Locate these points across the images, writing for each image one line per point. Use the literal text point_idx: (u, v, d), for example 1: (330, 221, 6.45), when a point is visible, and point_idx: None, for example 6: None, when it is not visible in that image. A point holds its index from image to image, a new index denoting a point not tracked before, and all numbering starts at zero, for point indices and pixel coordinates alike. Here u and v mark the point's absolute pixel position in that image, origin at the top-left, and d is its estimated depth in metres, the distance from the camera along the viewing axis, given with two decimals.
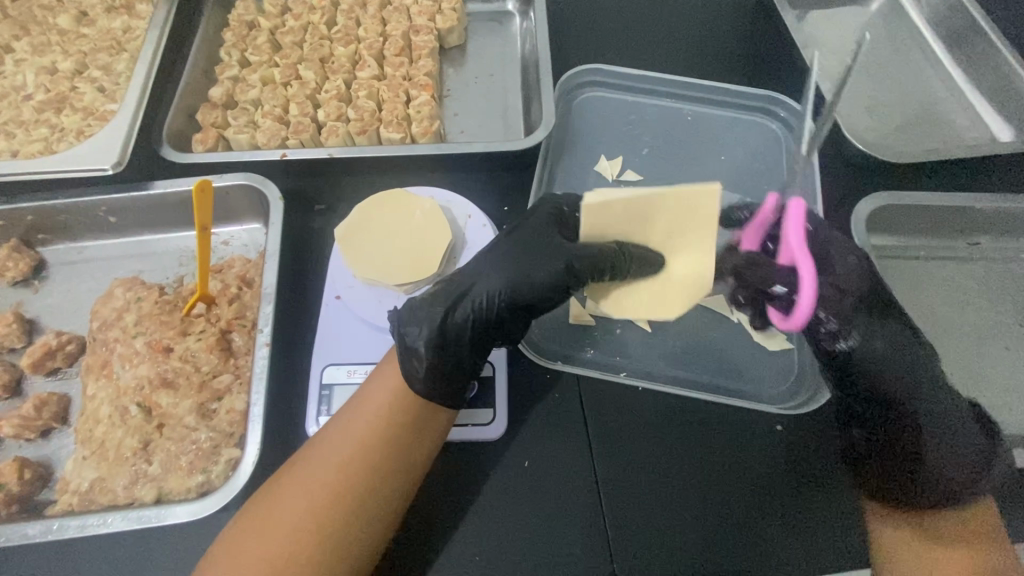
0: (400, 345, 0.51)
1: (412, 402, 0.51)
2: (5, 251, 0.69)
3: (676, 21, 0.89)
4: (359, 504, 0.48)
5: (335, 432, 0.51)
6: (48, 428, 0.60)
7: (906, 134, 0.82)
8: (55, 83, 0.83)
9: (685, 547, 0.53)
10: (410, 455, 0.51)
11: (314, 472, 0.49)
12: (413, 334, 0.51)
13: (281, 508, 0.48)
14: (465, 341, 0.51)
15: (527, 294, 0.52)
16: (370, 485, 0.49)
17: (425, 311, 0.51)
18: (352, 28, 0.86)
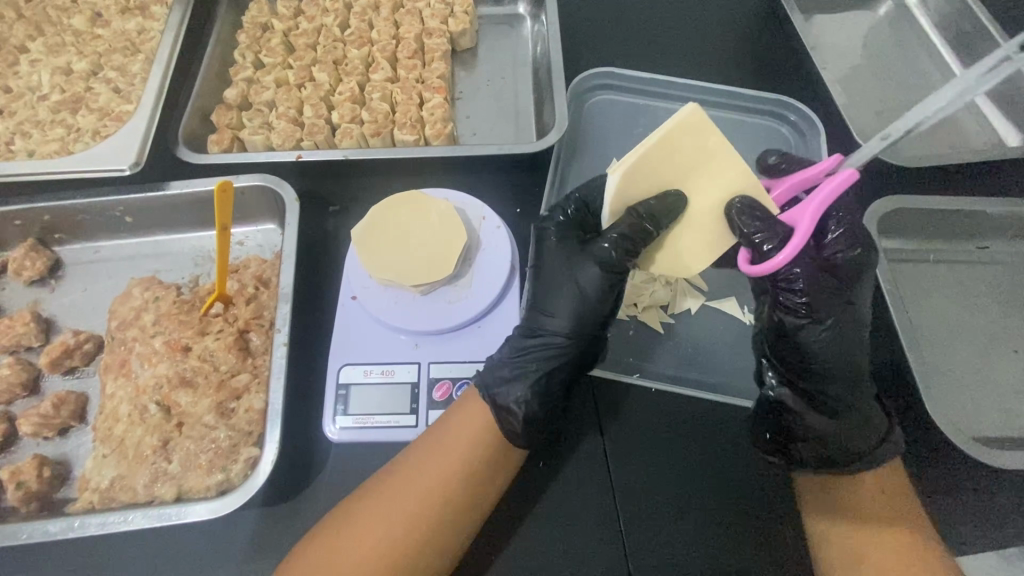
0: (490, 405, 0.53)
1: (489, 438, 0.52)
2: (23, 250, 0.69)
3: (686, 26, 0.90)
4: (435, 533, 0.49)
5: (404, 463, 0.52)
6: (66, 427, 0.60)
7: (916, 138, 0.83)
8: (70, 84, 0.84)
9: (707, 550, 0.54)
10: (486, 488, 0.52)
11: (383, 503, 0.50)
12: (503, 394, 0.53)
13: (349, 536, 0.49)
14: (559, 390, 0.54)
15: (597, 318, 0.55)
16: (443, 517, 0.50)
17: (501, 372, 0.54)
18: (365, 31, 0.87)
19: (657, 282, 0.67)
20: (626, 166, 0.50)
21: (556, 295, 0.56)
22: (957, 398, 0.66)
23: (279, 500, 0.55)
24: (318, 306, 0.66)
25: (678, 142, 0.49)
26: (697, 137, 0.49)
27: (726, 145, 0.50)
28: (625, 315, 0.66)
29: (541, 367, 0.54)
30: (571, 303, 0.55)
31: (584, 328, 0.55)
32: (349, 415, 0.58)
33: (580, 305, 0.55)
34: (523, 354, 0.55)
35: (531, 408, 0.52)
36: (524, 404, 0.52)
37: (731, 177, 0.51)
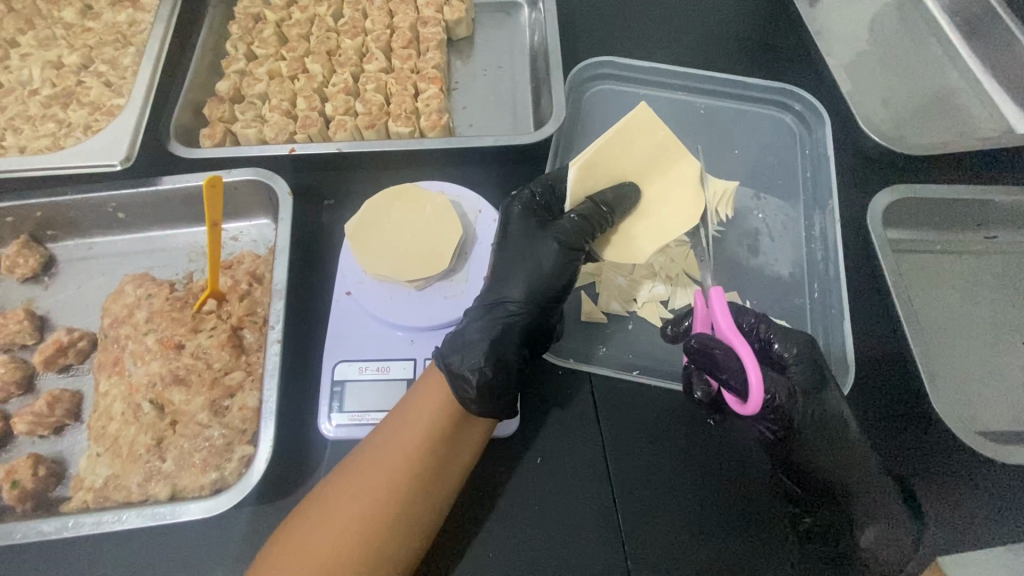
0: (446, 375, 0.51)
1: (456, 418, 0.51)
2: (15, 247, 0.69)
3: (688, 12, 0.88)
4: (397, 515, 0.48)
5: (373, 446, 0.51)
6: (61, 425, 0.60)
7: (923, 126, 0.81)
8: (62, 78, 0.83)
9: (707, 547, 0.53)
10: (454, 470, 0.51)
11: (347, 485, 0.49)
12: (458, 361, 0.51)
13: (318, 523, 0.48)
14: (513, 361, 0.53)
15: (550, 292, 0.55)
16: (413, 501, 0.48)
17: (460, 339, 0.53)
18: (359, 21, 0.85)
19: (657, 276, 0.66)
20: (585, 158, 0.57)
21: (514, 265, 0.57)
22: (962, 392, 0.64)
23: (274, 498, 0.54)
24: (312, 301, 0.65)
25: (632, 135, 0.58)
26: (647, 131, 0.59)
27: (673, 140, 0.60)
28: (625, 310, 0.65)
29: (493, 332, 0.53)
30: (527, 274, 0.55)
31: (536, 300, 0.55)
32: (343, 412, 0.57)
33: (537, 277, 0.55)
34: (478, 321, 0.54)
35: (485, 372, 0.50)
36: (478, 369, 0.50)
37: (681, 168, 0.60)
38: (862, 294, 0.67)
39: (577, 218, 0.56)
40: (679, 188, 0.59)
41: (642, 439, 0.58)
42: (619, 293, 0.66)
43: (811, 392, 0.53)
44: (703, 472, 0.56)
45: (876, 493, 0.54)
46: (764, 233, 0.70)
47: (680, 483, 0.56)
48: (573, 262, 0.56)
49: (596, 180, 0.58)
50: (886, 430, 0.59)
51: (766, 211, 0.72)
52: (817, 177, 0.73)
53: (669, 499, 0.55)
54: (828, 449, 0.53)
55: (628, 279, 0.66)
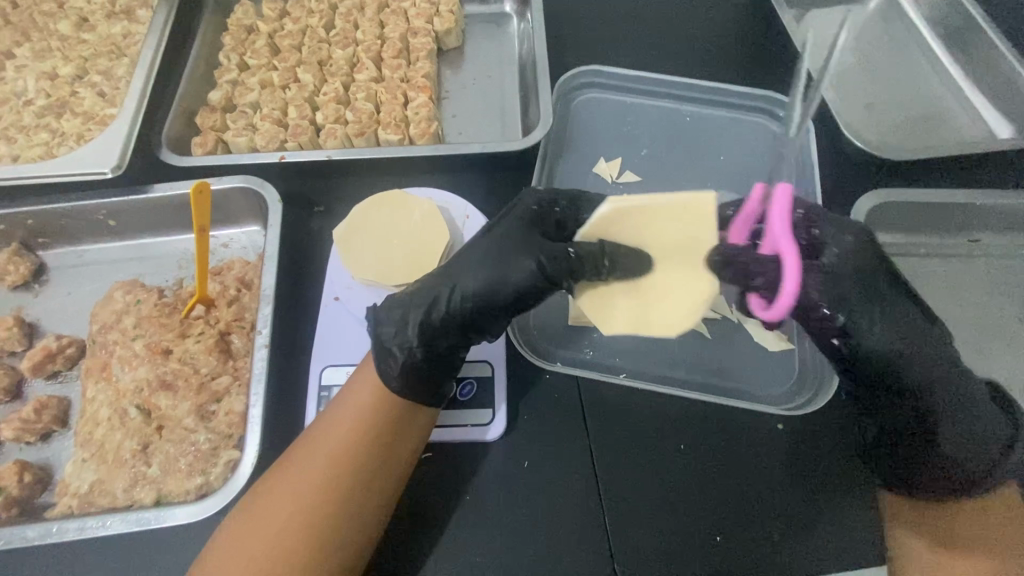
0: (377, 345, 0.53)
1: (396, 407, 0.52)
2: (6, 255, 0.69)
3: (673, 21, 0.89)
4: (345, 500, 0.49)
5: (314, 437, 0.51)
6: (48, 431, 0.60)
7: (907, 132, 0.82)
8: (56, 88, 0.84)
9: (682, 546, 0.53)
10: (396, 461, 0.51)
11: (297, 467, 0.49)
12: (389, 334, 0.52)
13: (271, 508, 0.48)
14: (423, 356, 0.52)
15: (488, 303, 0.52)
16: (352, 492, 0.49)
17: (396, 300, 0.54)
18: (350, 31, 0.87)
19: None
20: (625, 202, 0.49)
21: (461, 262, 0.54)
22: None
23: None
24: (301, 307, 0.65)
25: (686, 207, 0.47)
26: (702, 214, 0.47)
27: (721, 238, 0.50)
28: None
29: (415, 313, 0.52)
30: (465, 275, 0.53)
31: (481, 302, 0.52)
32: None
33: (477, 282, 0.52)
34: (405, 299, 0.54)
35: (396, 354, 0.52)
36: (393, 347, 0.52)
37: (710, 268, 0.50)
38: None
39: (539, 261, 0.51)
40: (688, 287, 0.50)
41: (615, 439, 0.58)
42: None
43: (852, 292, 0.55)
44: (676, 472, 0.57)
45: (944, 406, 0.54)
46: None
47: (646, 481, 0.56)
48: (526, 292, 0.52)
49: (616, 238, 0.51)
50: (908, 425, 0.55)
51: None
52: (802, 182, 0.74)
53: (640, 500, 0.55)
54: (894, 336, 0.55)
55: None
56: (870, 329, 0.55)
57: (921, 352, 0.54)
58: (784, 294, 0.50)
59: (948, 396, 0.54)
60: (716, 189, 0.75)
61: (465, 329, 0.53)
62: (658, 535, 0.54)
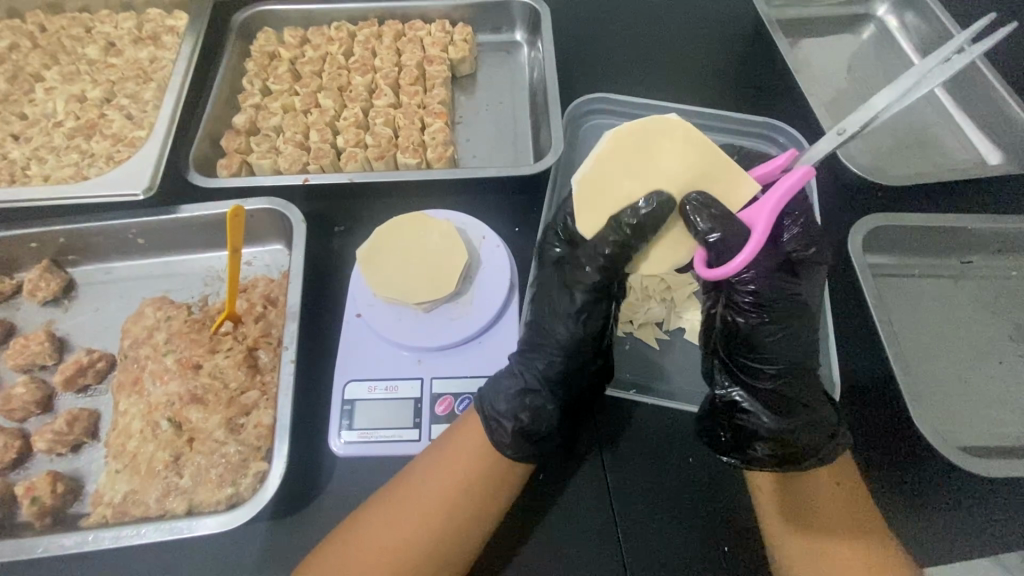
0: (488, 425, 0.55)
1: (482, 469, 0.54)
2: (37, 271, 0.72)
3: (677, 51, 0.94)
4: (448, 545, 0.52)
5: (398, 497, 0.54)
6: (79, 443, 0.62)
7: (900, 157, 0.86)
8: (85, 111, 0.87)
9: (694, 555, 0.56)
10: (484, 519, 0.53)
11: (394, 510, 0.53)
12: (499, 409, 0.55)
13: (361, 543, 0.52)
14: (552, 406, 0.56)
15: (591, 330, 0.57)
16: (441, 565, 0.51)
17: (499, 385, 0.57)
18: (369, 59, 0.91)
19: (652, 298, 0.69)
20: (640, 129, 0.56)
21: (549, 307, 0.59)
22: (945, 410, 0.68)
23: (287, 514, 0.56)
24: (324, 324, 0.68)
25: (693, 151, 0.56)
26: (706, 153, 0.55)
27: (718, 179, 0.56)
28: (621, 331, 0.69)
29: (531, 380, 0.56)
30: (563, 322, 0.57)
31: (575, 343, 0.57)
32: (353, 429, 0.60)
33: (573, 318, 0.57)
34: (519, 370, 0.57)
35: (520, 422, 0.54)
36: (513, 417, 0.54)
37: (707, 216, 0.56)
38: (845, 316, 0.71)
39: (609, 250, 0.55)
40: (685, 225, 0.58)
41: (626, 452, 0.61)
42: (617, 315, 0.69)
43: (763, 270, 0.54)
44: (683, 484, 0.60)
45: (797, 391, 0.55)
46: None
47: (658, 493, 0.59)
48: (604, 298, 0.57)
49: (668, 148, 0.56)
50: (771, 397, 0.55)
51: None
52: None
53: (650, 513, 0.58)
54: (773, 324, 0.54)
55: (625, 301, 0.69)
56: (767, 307, 0.54)
57: (797, 335, 0.55)
58: (735, 264, 0.52)
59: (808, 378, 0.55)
60: None
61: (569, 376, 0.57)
62: (665, 545, 0.57)
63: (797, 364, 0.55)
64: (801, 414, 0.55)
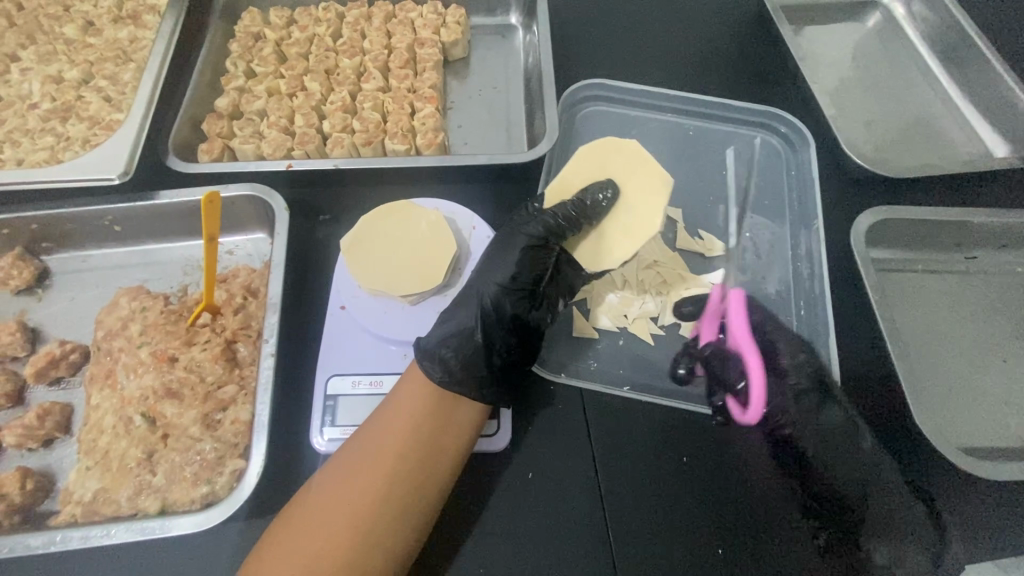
0: (417, 354, 0.56)
1: (439, 403, 0.54)
2: (9, 259, 0.69)
3: (677, 35, 0.91)
4: (389, 502, 0.49)
5: (361, 440, 0.53)
6: (50, 438, 0.60)
7: (904, 148, 0.84)
8: (62, 93, 0.83)
9: (676, 543, 0.54)
10: (444, 454, 0.52)
11: (341, 469, 0.51)
12: (428, 342, 0.56)
13: (311, 511, 0.49)
14: (480, 344, 0.55)
15: (517, 282, 0.58)
16: (383, 525, 0.49)
17: (433, 325, 0.58)
18: (358, 40, 0.87)
19: (648, 292, 0.68)
20: (602, 147, 0.70)
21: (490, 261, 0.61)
22: (947, 409, 0.66)
23: (264, 514, 0.54)
24: (306, 315, 0.66)
25: (637, 169, 0.68)
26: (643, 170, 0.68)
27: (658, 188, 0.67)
28: (615, 325, 0.67)
29: (461, 317, 0.57)
30: (497, 272, 0.59)
31: (510, 289, 0.58)
32: (336, 426, 0.57)
33: (510, 266, 0.59)
34: (453, 311, 0.58)
35: (444, 355, 0.55)
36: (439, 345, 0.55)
37: (648, 213, 0.66)
38: (847, 312, 0.68)
39: (548, 213, 0.62)
40: (633, 223, 0.65)
41: (619, 447, 0.59)
42: (610, 308, 0.67)
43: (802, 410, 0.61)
44: (670, 474, 0.58)
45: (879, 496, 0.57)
46: (750, 251, 0.72)
47: (644, 483, 0.57)
48: (539, 252, 0.60)
49: (620, 164, 0.69)
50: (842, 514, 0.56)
51: (752, 231, 0.73)
52: (803, 197, 0.75)
53: (635, 501, 0.56)
54: (828, 448, 0.59)
55: (619, 296, 0.68)
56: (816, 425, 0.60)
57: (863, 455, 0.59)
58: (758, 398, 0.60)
59: (889, 490, 0.57)
60: (719, 203, 0.76)
61: (501, 321, 0.57)
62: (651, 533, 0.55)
63: (846, 442, 0.59)
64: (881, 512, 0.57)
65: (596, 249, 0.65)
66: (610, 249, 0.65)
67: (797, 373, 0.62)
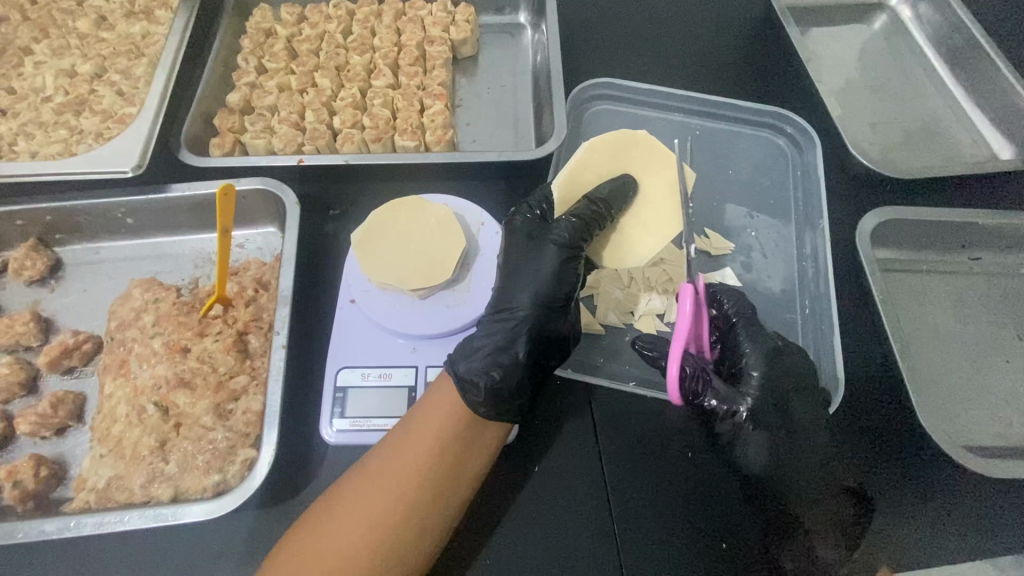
0: (456, 382, 0.54)
1: (463, 424, 0.53)
2: (24, 250, 0.70)
3: (684, 35, 0.91)
4: (410, 520, 0.49)
5: (381, 456, 0.52)
6: (63, 426, 0.60)
7: (909, 149, 0.84)
8: (75, 86, 0.84)
9: (689, 550, 0.54)
10: (466, 473, 0.52)
11: (361, 485, 0.51)
12: (467, 368, 0.54)
13: (330, 525, 0.49)
14: (524, 361, 0.55)
15: (555, 299, 0.59)
16: (403, 543, 0.49)
17: (468, 347, 0.57)
18: (368, 38, 0.88)
19: (654, 289, 0.68)
20: (616, 140, 0.72)
21: (518, 276, 0.60)
22: (949, 408, 0.66)
23: (275, 503, 0.55)
24: (316, 309, 0.66)
25: (654, 166, 0.72)
26: (661, 167, 0.72)
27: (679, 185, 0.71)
28: (621, 322, 0.67)
29: (501, 340, 0.56)
30: (533, 288, 0.59)
31: (542, 306, 0.58)
32: (345, 418, 0.58)
33: (542, 282, 0.59)
34: (490, 332, 0.57)
35: (494, 377, 0.53)
36: (485, 374, 0.53)
37: (670, 212, 0.70)
38: (849, 311, 0.69)
39: (574, 220, 0.61)
40: (654, 222, 0.70)
41: (628, 448, 0.59)
42: (617, 305, 0.68)
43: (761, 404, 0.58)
44: (683, 482, 0.58)
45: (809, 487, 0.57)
46: (755, 250, 0.73)
47: (656, 487, 0.57)
48: (572, 265, 0.61)
49: (636, 161, 0.72)
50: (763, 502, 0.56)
51: (757, 230, 0.74)
52: (808, 198, 0.76)
53: (649, 506, 0.56)
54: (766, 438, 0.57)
55: (625, 292, 0.68)
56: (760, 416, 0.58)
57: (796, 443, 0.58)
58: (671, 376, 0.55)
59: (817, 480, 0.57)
60: (725, 202, 0.76)
61: (538, 338, 0.57)
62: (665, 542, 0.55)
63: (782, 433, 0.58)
64: (810, 504, 0.56)
65: (618, 248, 0.70)
66: (633, 248, 0.70)
67: (750, 364, 0.60)
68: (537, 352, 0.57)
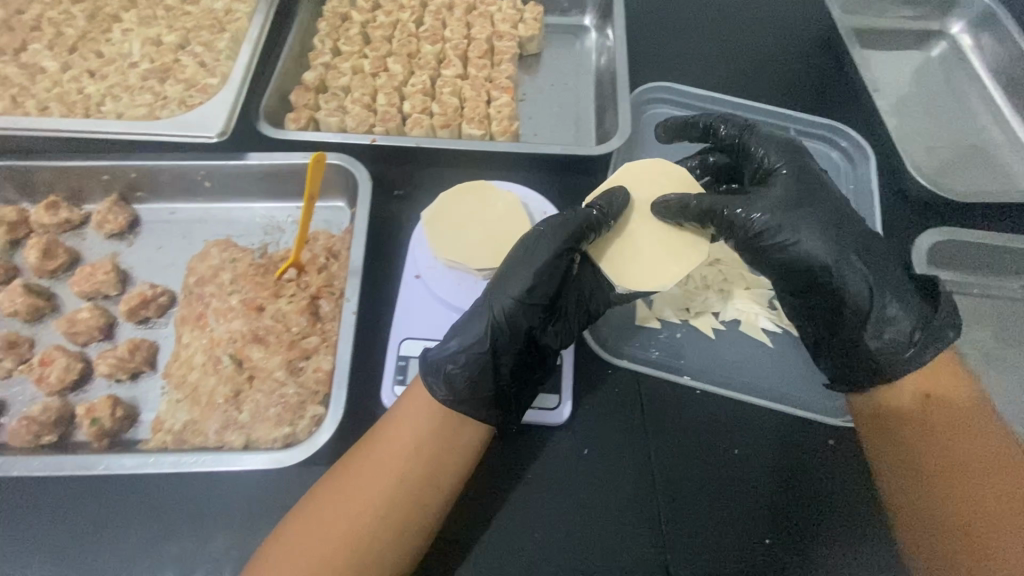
0: (426, 364, 0.55)
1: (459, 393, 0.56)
2: (107, 205, 0.74)
3: (745, 48, 0.93)
4: (413, 482, 0.52)
5: (387, 424, 0.56)
6: (138, 372, 0.63)
7: (964, 174, 0.85)
8: (160, 55, 0.88)
9: (728, 541, 0.56)
10: (463, 437, 0.55)
11: (371, 449, 0.54)
12: (439, 355, 0.55)
13: (349, 489, 0.52)
14: (500, 360, 0.54)
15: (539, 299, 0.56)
16: (410, 502, 0.51)
17: (447, 338, 0.56)
18: (439, 28, 0.91)
19: (710, 290, 0.70)
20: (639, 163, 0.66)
21: (506, 271, 0.57)
22: None
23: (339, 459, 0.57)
24: (381, 281, 0.69)
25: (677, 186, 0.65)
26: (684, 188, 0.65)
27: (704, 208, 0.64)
28: (677, 318, 0.69)
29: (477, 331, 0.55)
30: (516, 285, 0.55)
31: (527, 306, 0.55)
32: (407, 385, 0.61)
33: (528, 279, 0.55)
34: (470, 320, 0.56)
35: (454, 374, 0.54)
36: (451, 360, 0.54)
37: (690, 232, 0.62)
38: None
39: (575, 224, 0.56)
40: (673, 244, 0.62)
41: (671, 438, 0.61)
42: (673, 301, 0.70)
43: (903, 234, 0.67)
44: (720, 475, 0.59)
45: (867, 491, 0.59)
46: None
47: (695, 478, 0.59)
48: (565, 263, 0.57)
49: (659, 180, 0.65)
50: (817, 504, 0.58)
51: None
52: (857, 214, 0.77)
53: (691, 495, 0.58)
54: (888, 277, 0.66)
55: (682, 289, 0.70)
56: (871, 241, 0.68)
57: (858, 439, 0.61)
58: None
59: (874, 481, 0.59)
60: None
61: (522, 338, 0.55)
62: (681, 545, 0.56)
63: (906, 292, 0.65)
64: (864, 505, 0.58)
65: (630, 271, 0.60)
66: (649, 273, 0.60)
67: None
68: (519, 353, 0.56)
